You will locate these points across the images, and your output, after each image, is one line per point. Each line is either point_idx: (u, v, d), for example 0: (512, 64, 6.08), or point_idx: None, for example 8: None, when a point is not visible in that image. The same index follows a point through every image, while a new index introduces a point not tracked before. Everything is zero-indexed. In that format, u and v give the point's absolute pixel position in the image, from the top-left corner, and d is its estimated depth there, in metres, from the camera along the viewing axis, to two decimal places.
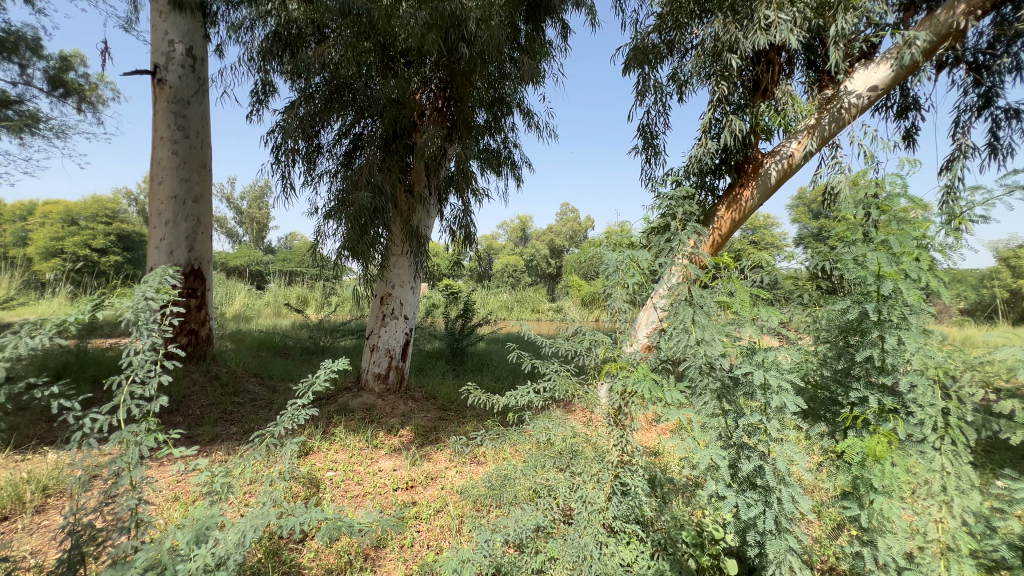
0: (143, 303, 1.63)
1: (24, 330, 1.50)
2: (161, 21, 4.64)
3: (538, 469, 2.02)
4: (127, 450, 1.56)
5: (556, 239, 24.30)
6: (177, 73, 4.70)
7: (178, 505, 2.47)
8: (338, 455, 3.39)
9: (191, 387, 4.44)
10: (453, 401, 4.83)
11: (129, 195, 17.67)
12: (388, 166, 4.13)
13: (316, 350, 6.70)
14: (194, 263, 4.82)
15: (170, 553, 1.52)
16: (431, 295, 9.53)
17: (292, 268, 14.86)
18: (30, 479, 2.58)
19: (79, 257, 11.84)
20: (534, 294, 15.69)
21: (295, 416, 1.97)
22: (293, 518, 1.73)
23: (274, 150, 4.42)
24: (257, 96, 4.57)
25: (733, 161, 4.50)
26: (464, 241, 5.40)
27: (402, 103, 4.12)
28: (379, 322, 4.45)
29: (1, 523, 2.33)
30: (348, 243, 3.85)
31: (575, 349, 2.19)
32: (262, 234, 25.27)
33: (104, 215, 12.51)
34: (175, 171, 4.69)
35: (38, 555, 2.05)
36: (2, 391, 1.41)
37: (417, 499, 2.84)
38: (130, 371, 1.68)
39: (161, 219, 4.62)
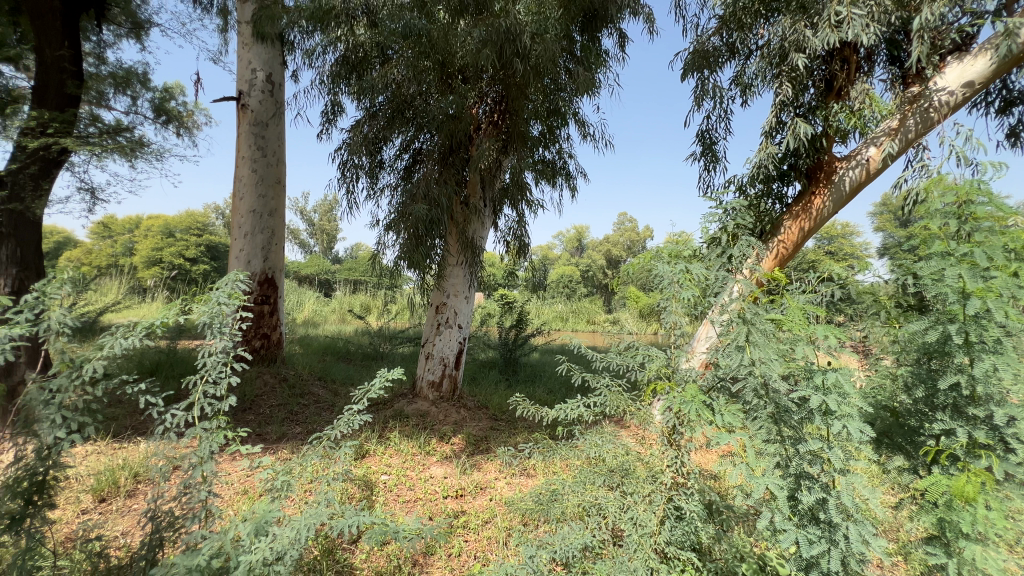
0: (218, 308, 1.78)
1: (120, 331, 1.66)
2: (246, 52, 5.11)
3: (587, 487, 1.97)
4: (201, 444, 1.68)
5: (613, 250, 23.95)
6: (258, 97, 5.13)
7: (245, 499, 2.65)
8: (392, 459, 3.50)
9: (263, 388, 4.78)
10: (504, 412, 4.84)
11: (217, 210, 19.52)
12: (445, 179, 4.26)
13: (376, 356, 6.97)
14: (268, 272, 5.20)
15: (233, 543, 1.61)
16: (486, 305, 9.67)
17: (357, 277, 15.65)
18: (125, 466, 2.87)
19: (174, 266, 13.19)
20: (590, 304, 15.47)
21: (351, 421, 2.04)
22: (344, 519, 1.78)
23: (341, 166, 4.69)
24: (327, 116, 4.88)
25: (803, 166, 4.22)
26: (519, 251, 5.41)
27: (459, 118, 4.24)
28: (434, 330, 4.57)
29: (99, 504, 2.61)
30: (405, 252, 4.00)
31: (627, 364, 2.16)
32: (331, 246, 26.90)
33: (195, 229, 13.81)
34: (254, 187, 5.10)
35: (127, 536, 2.27)
36: (99, 386, 1.57)
37: (467, 509, 2.85)
38: (205, 371, 1.80)
39: (241, 231, 5.05)
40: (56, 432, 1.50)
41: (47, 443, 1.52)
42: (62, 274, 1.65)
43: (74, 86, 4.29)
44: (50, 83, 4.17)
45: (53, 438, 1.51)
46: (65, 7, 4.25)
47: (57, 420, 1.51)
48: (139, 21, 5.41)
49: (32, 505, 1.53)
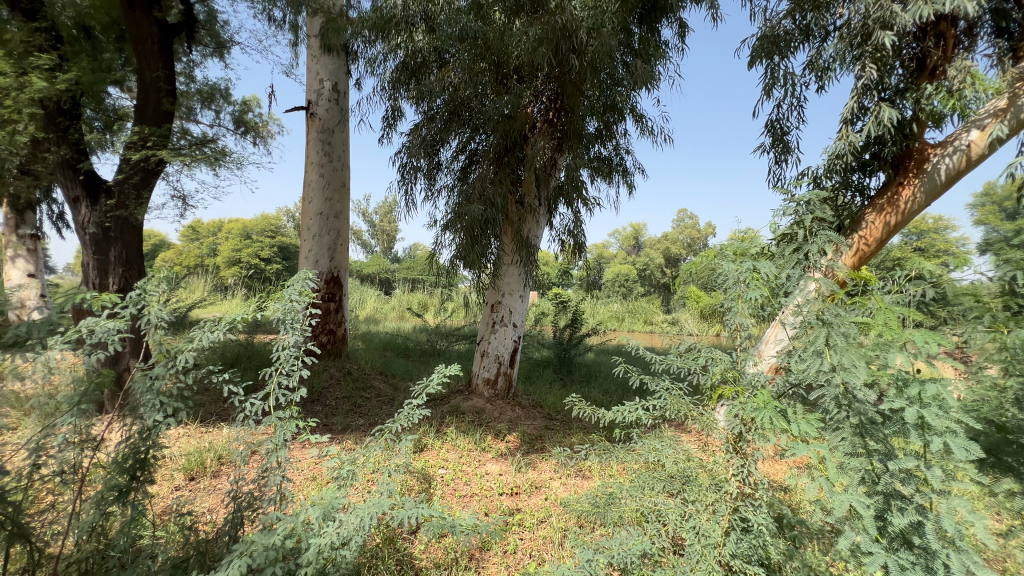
0: (290, 305, 1.90)
1: (207, 326, 1.81)
2: (314, 63, 5.41)
3: (646, 492, 1.92)
4: (276, 432, 1.79)
5: (672, 247, 23.18)
6: (325, 106, 5.42)
7: (314, 485, 2.81)
8: (449, 454, 3.59)
9: (329, 380, 5.06)
10: (560, 412, 4.81)
11: (287, 213, 20.89)
12: (500, 178, 4.29)
13: (433, 353, 7.17)
14: (334, 271, 5.49)
15: (305, 525, 1.71)
16: (539, 303, 9.68)
17: (415, 275, 16.16)
18: (210, 449, 3.14)
19: (251, 266, 14.25)
20: (648, 303, 15.09)
21: (410, 415, 2.10)
22: (404, 511, 1.83)
23: (401, 169, 4.85)
24: (388, 121, 5.06)
25: (889, 154, 3.87)
26: (574, 250, 5.35)
27: (514, 117, 4.26)
28: (489, 329, 4.63)
29: (189, 482, 2.87)
30: (461, 251, 4.07)
31: (689, 367, 2.12)
32: (391, 246, 28.00)
33: (269, 231, 14.85)
34: (322, 191, 5.40)
35: (213, 513, 2.48)
36: (189, 376, 1.71)
37: (522, 507, 2.86)
38: (280, 364, 1.93)
39: (311, 233, 5.37)
40: (154, 415, 1.66)
41: (148, 425, 1.69)
42: (159, 274, 1.82)
43: (169, 103, 4.70)
44: (149, 102, 4.58)
45: (153, 420, 1.67)
46: (162, 32, 4.66)
47: (156, 404, 1.67)
48: (221, 41, 5.88)
49: (136, 480, 1.67)
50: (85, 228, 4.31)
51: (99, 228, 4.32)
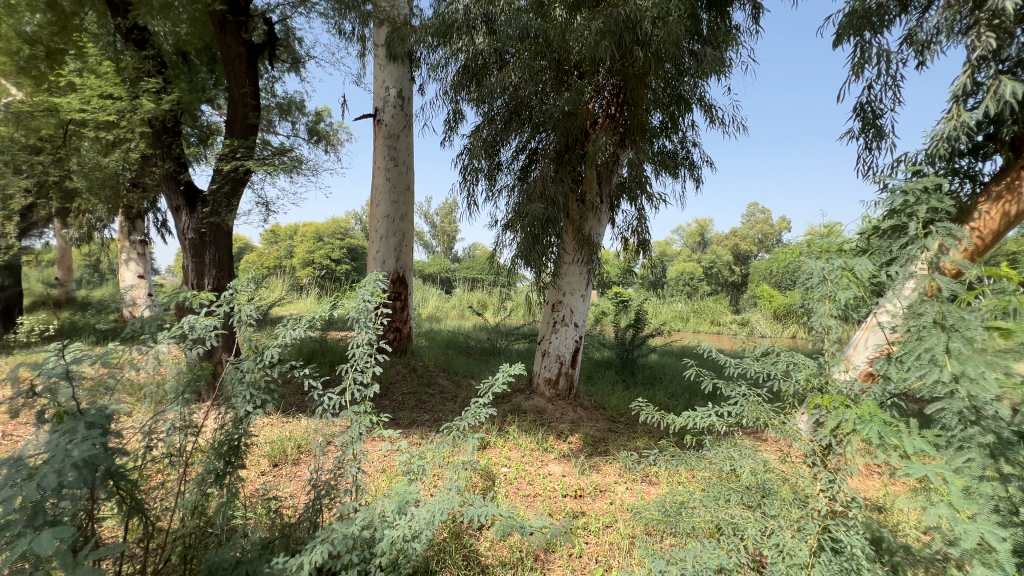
0: (363, 305, 1.99)
1: (289, 324, 1.93)
2: (381, 72, 5.64)
3: (720, 503, 1.82)
4: (352, 426, 1.88)
5: (741, 244, 21.96)
6: (391, 112, 5.63)
7: (385, 477, 2.94)
8: (512, 452, 3.61)
9: (396, 375, 5.27)
10: (623, 414, 4.69)
11: (355, 216, 22.08)
12: (561, 177, 4.26)
13: (493, 351, 7.27)
14: (400, 271, 5.70)
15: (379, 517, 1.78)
16: (599, 303, 9.52)
17: (474, 274, 16.48)
18: (291, 438, 3.38)
19: (324, 266, 15.18)
20: (714, 303, 14.39)
21: (476, 414, 2.12)
22: (474, 508, 1.85)
23: (463, 171, 4.93)
24: (450, 124, 5.17)
25: (1008, 135, 3.41)
26: (638, 248, 5.19)
27: (575, 115, 4.20)
28: (550, 328, 4.62)
29: (274, 467, 3.10)
30: (522, 251, 4.08)
31: (768, 371, 1.98)
32: (451, 246, 28.77)
33: (339, 234, 15.73)
34: (388, 195, 5.63)
35: (295, 498, 2.66)
36: (274, 370, 1.83)
37: (586, 510, 2.81)
38: (354, 361, 2.02)
39: (378, 235, 5.61)
40: (246, 406, 1.80)
41: (240, 415, 1.83)
42: (248, 275, 1.97)
43: (254, 117, 5.08)
44: (237, 117, 4.98)
45: (244, 410, 1.81)
46: (248, 52, 5.04)
47: (247, 396, 1.81)
48: (298, 56, 6.29)
49: (230, 466, 1.81)
50: (186, 233, 4.77)
51: (197, 233, 4.75)
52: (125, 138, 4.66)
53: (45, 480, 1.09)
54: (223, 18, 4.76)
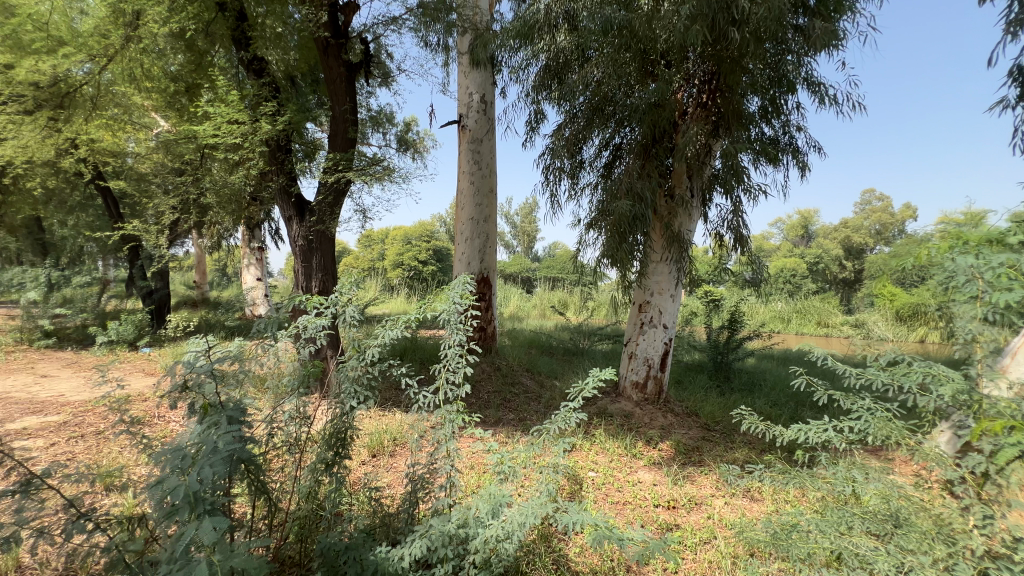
0: (454, 308, 2.04)
1: (388, 326, 2.05)
2: (465, 79, 5.81)
3: (842, 531, 1.63)
4: (446, 424, 1.95)
5: (853, 236, 19.65)
6: (474, 117, 5.78)
7: (474, 473, 3.03)
8: (599, 456, 3.54)
9: (482, 374, 5.42)
10: (719, 423, 4.41)
11: (440, 219, 23.08)
12: (647, 172, 4.11)
13: (576, 352, 7.20)
14: (484, 272, 5.85)
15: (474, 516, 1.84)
16: (688, 302, 9.04)
17: (555, 273, 16.46)
18: (388, 430, 3.60)
19: (412, 267, 16.05)
20: (821, 303, 13.04)
21: (567, 418, 2.10)
22: (567, 515, 1.83)
23: (545, 171, 4.93)
24: (531, 125, 5.19)
25: None
26: (733, 244, 4.84)
27: (662, 106, 4.01)
28: (638, 330, 4.47)
29: (373, 457, 3.33)
30: (607, 251, 3.98)
31: (898, 384, 1.75)
32: (531, 245, 29.02)
33: (425, 236, 16.54)
34: (472, 198, 5.79)
35: (392, 488, 2.84)
36: (375, 369, 1.96)
37: (681, 523, 2.67)
38: (447, 362, 2.09)
39: (463, 237, 5.80)
40: (351, 401, 1.94)
41: (346, 410, 1.97)
42: (351, 279, 2.12)
43: (353, 131, 5.47)
44: (338, 132, 5.39)
45: (349, 405, 1.95)
46: (348, 72, 5.44)
47: (352, 392, 1.95)
48: (388, 71, 6.68)
49: (338, 456, 1.97)
50: (296, 240, 5.27)
51: (305, 240, 5.23)
52: (247, 157, 5.25)
53: (202, 472, 1.22)
54: (327, 42, 5.19)
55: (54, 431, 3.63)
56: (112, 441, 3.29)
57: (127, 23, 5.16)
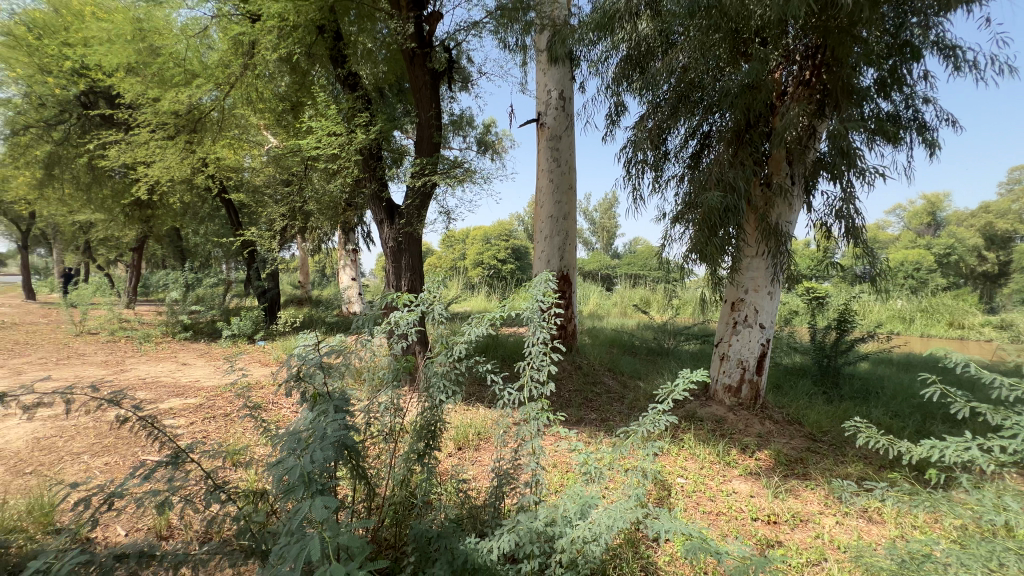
0: (537, 306, 2.05)
1: (474, 322, 2.11)
2: (543, 76, 5.81)
3: (991, 567, 1.40)
4: (531, 422, 1.97)
5: (997, 222, 16.78)
6: (553, 114, 5.77)
7: (558, 472, 3.03)
8: (688, 463, 3.37)
9: (563, 372, 5.40)
10: (826, 433, 3.99)
11: (518, 218, 23.42)
12: (740, 160, 3.84)
13: (660, 352, 6.91)
14: (564, 270, 5.82)
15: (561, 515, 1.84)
16: (788, 300, 8.30)
17: (636, 270, 15.98)
18: (472, 425, 3.72)
19: (492, 266, 16.44)
20: (954, 300, 11.31)
21: (656, 420, 2.02)
22: (659, 523, 1.76)
23: (627, 164, 4.78)
24: (612, 118, 5.06)
25: None
26: (842, 235, 4.35)
27: (758, 88, 3.71)
28: (730, 329, 4.20)
29: (460, 450, 3.46)
30: (695, 246, 3.77)
31: None
32: (611, 242, 28.41)
33: (504, 235, 16.85)
34: (551, 195, 5.78)
35: (478, 480, 2.93)
36: (462, 366, 2.02)
37: (784, 540, 2.46)
38: (531, 359, 2.10)
39: (543, 235, 5.81)
40: (440, 395, 2.03)
41: (436, 403, 2.06)
42: (439, 278, 2.21)
43: (437, 136, 5.70)
44: (424, 138, 5.65)
45: (439, 399, 2.04)
46: (432, 79, 5.68)
47: (441, 387, 2.03)
48: (468, 75, 6.87)
49: (429, 447, 2.07)
50: (387, 242, 5.62)
51: (395, 242, 5.56)
52: (343, 166, 5.70)
53: (314, 455, 1.33)
54: (413, 52, 5.45)
55: (193, 412, 4.22)
56: (238, 423, 3.75)
57: (245, 53, 5.83)
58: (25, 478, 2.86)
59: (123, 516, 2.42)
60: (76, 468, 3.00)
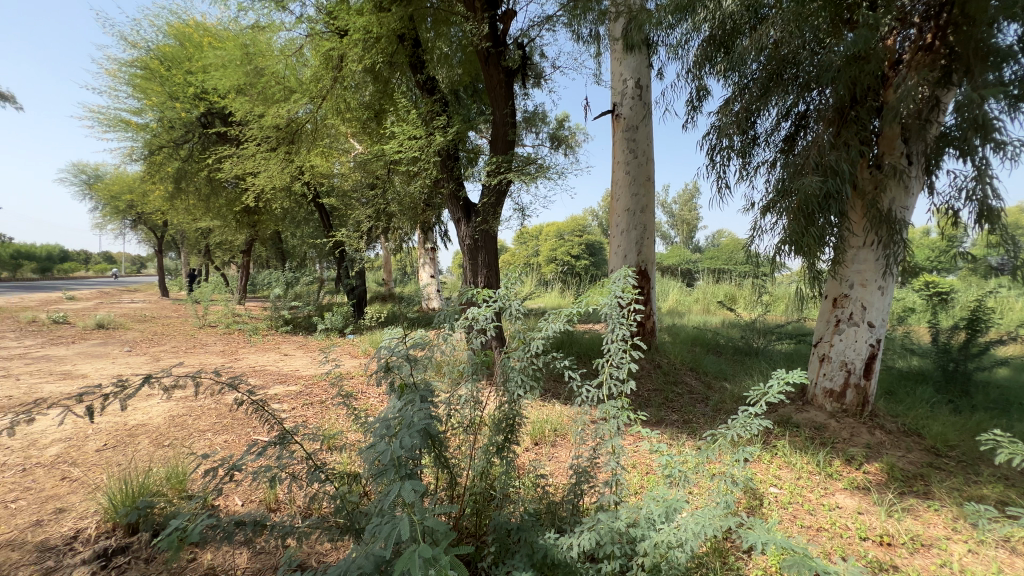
0: (615, 302, 2.00)
1: (552, 318, 2.10)
2: (619, 66, 5.65)
3: None
4: (610, 420, 1.93)
5: None
6: (629, 104, 5.59)
7: (638, 473, 2.95)
8: (782, 472, 3.12)
9: (642, 371, 5.24)
10: (953, 448, 3.50)
11: (592, 213, 23.09)
12: (844, 140, 3.48)
13: (748, 352, 6.46)
14: (642, 265, 5.63)
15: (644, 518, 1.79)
16: (902, 296, 7.37)
17: (720, 265, 15.08)
18: (549, 420, 3.73)
19: (566, 263, 16.36)
20: None
21: (748, 424, 1.88)
22: (752, 534, 1.66)
23: (710, 152, 4.50)
24: (693, 104, 4.80)
25: None
26: (974, 220, 3.77)
27: (865, 58, 3.33)
28: (832, 328, 3.82)
29: (536, 445, 3.49)
30: (790, 236, 3.47)
31: None
32: (691, 235, 27.05)
33: (578, 231, 16.68)
34: (628, 188, 5.61)
35: (556, 476, 2.93)
36: (539, 361, 2.02)
37: (901, 565, 2.19)
38: (610, 356, 2.05)
39: (620, 229, 5.66)
40: (518, 389, 2.05)
41: (514, 398, 2.09)
42: (516, 275, 2.23)
43: (512, 133, 5.75)
44: (499, 136, 5.72)
45: (517, 394, 2.06)
46: (507, 78, 5.74)
47: (519, 382, 2.05)
48: (541, 71, 6.87)
49: (508, 441, 2.10)
50: (464, 240, 5.79)
51: (472, 239, 5.71)
52: (424, 168, 5.95)
53: (403, 440, 1.40)
54: (488, 52, 5.55)
55: (294, 398, 4.64)
56: (332, 410, 4.07)
57: (335, 67, 6.29)
58: (164, 450, 3.32)
59: (240, 488, 2.72)
60: (203, 443, 3.42)
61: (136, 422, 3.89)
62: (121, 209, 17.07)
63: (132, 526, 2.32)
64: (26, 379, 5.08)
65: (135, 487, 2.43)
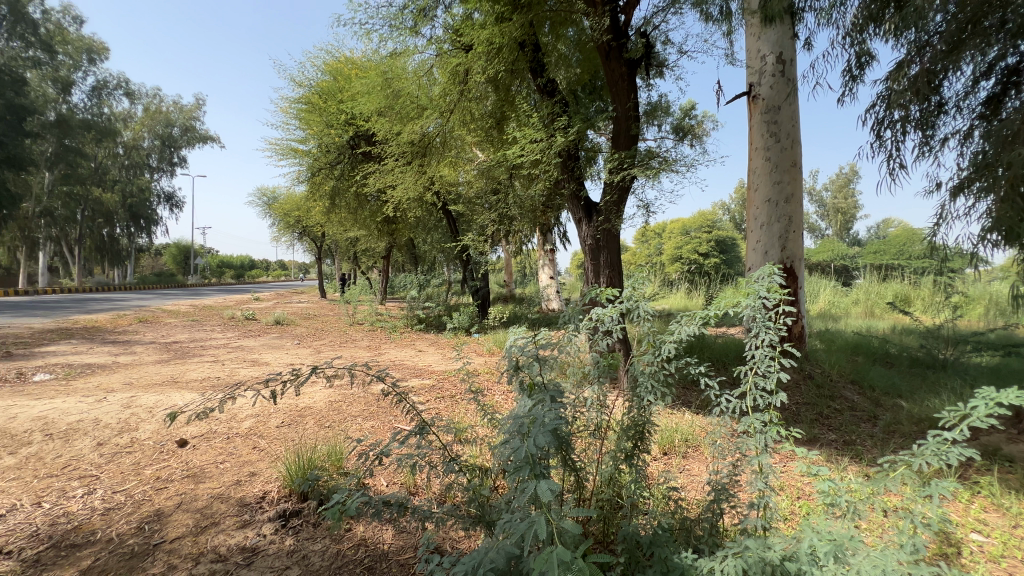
0: (760, 303, 1.78)
1: (684, 320, 1.96)
2: (756, 41, 5.09)
3: None
4: (757, 434, 1.72)
5: None
6: (769, 82, 5.00)
7: (787, 496, 2.61)
8: (989, 516, 2.51)
9: (789, 381, 4.66)
10: None
11: (722, 207, 21.27)
12: None
13: (932, 365, 5.35)
14: (787, 261, 5.01)
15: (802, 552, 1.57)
16: None
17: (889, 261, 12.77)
18: (678, 430, 3.51)
19: (692, 261, 15.30)
20: None
21: (943, 453, 1.52)
22: None
23: (877, 127, 3.83)
24: (851, 73, 4.13)
25: None
26: None
27: None
28: None
29: (664, 455, 3.30)
30: (1001, 222, 2.79)
31: None
32: (847, 226, 23.36)
33: (706, 227, 15.52)
34: (769, 175, 5.03)
35: (689, 490, 2.74)
36: (671, 366, 1.89)
37: None
38: (754, 364, 1.84)
39: (759, 222, 5.11)
40: (648, 395, 1.94)
41: (644, 404, 1.99)
42: (642, 275, 2.12)
43: (635, 128, 5.52)
44: (621, 132, 5.55)
45: (647, 399, 1.96)
46: (629, 71, 5.55)
47: (649, 388, 1.95)
48: (664, 59, 6.53)
49: (637, 449, 2.01)
50: (586, 240, 5.74)
51: (594, 239, 5.64)
52: (544, 171, 6.05)
53: (536, 439, 1.40)
54: (608, 46, 5.41)
55: (428, 391, 5.05)
56: (461, 405, 4.34)
57: (461, 81, 6.68)
58: (326, 431, 3.85)
59: (386, 471, 3.03)
60: (356, 427, 3.90)
61: (305, 405, 4.58)
62: (291, 224, 20.26)
63: (304, 494, 2.71)
64: (228, 365, 6.30)
65: (306, 461, 2.84)
